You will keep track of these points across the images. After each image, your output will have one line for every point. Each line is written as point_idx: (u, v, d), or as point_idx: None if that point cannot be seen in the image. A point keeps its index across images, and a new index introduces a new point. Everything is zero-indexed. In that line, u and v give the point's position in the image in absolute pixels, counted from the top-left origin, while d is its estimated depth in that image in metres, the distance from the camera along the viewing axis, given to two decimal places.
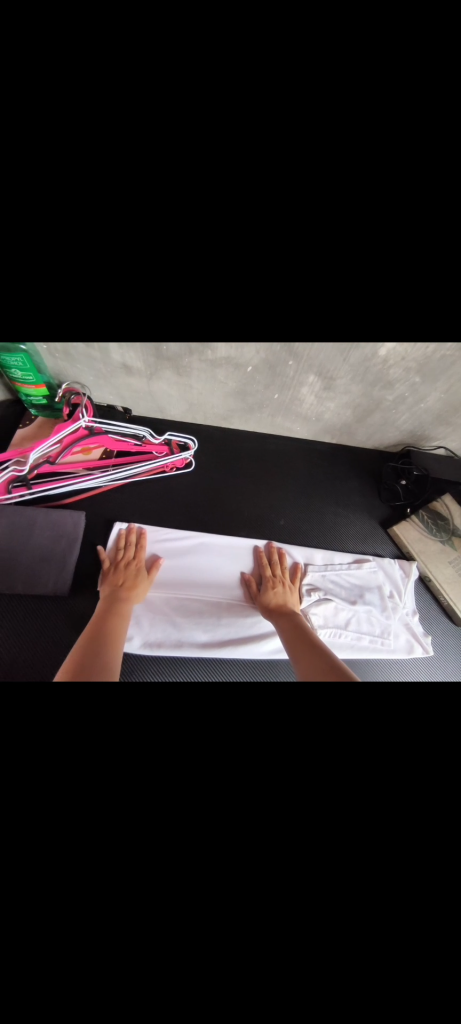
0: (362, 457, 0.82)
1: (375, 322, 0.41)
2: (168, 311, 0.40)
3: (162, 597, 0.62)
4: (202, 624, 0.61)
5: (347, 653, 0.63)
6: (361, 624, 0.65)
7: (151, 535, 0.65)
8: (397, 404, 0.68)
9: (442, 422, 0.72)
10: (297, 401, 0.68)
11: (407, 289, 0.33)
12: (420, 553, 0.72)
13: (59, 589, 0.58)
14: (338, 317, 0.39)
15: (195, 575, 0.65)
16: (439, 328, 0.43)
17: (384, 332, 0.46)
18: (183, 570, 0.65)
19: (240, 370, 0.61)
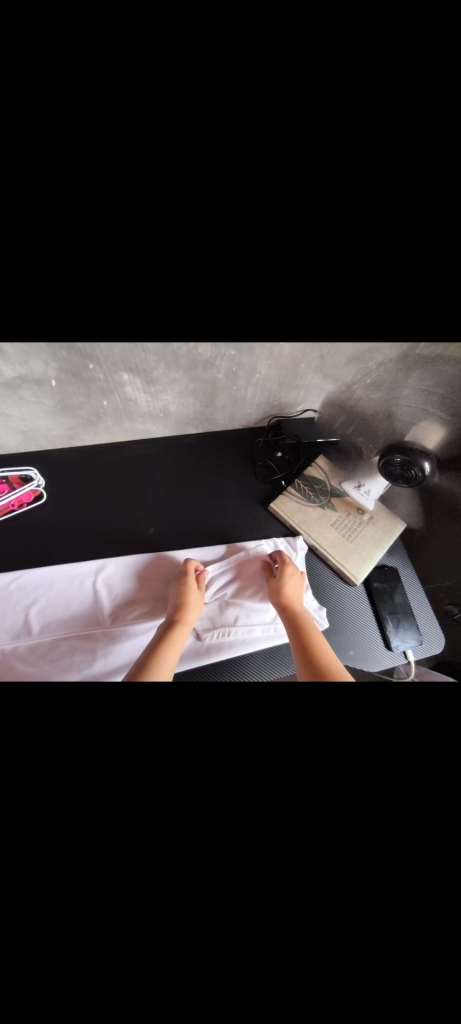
0: (233, 439, 0.79)
1: (106, 311, 0.37)
2: None
3: (27, 649, 0.57)
4: (75, 663, 0.56)
5: (240, 650, 0.60)
6: (251, 615, 0.63)
7: (5, 583, 0.60)
8: (234, 379, 0.64)
9: (291, 386, 0.69)
10: (131, 402, 0.64)
11: (79, 262, 0.29)
12: (302, 523, 0.70)
13: None
14: (55, 303, 0.35)
15: (65, 615, 0.60)
16: (188, 305, 0.39)
17: (145, 329, 0.43)
18: (46, 611, 0.60)
19: (46, 386, 0.56)
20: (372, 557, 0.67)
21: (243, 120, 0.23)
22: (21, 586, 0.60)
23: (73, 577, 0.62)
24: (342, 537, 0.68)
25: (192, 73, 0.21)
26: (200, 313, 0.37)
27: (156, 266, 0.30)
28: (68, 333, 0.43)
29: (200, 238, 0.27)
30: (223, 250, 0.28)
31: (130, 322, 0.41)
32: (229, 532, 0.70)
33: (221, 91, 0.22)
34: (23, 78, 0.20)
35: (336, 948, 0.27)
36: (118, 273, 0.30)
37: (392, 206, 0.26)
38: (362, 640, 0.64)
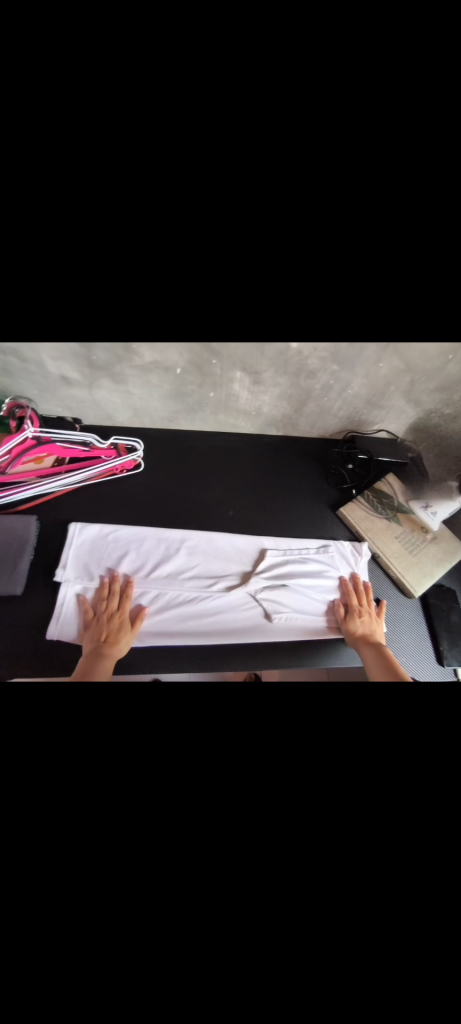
0: (308, 445, 0.85)
1: (264, 310, 0.44)
2: (78, 304, 0.42)
3: (118, 592, 0.66)
4: (158, 617, 0.65)
5: (302, 634, 0.67)
6: (315, 607, 0.68)
7: (105, 533, 0.70)
8: (327, 391, 0.71)
9: (375, 405, 0.75)
10: (233, 397, 0.72)
11: (273, 274, 0.35)
12: (367, 532, 0.74)
13: (11, 590, 0.61)
14: (228, 303, 0.42)
15: (151, 574, 0.68)
16: (329, 313, 0.45)
17: (280, 324, 0.49)
18: (136, 566, 0.68)
19: (171, 372, 0.65)
20: (432, 575, 0.70)
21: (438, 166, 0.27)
22: (119, 539, 0.70)
23: (162, 540, 0.70)
24: (406, 550, 0.72)
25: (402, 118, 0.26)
26: (339, 312, 0.44)
27: (324, 278, 0.36)
28: (216, 328, 0.50)
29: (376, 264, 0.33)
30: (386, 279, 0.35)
31: (273, 321, 0.48)
32: (297, 527, 0.76)
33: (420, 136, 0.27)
34: (302, 126, 0.27)
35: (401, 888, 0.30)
36: (293, 285, 0.38)
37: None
38: (417, 652, 0.67)
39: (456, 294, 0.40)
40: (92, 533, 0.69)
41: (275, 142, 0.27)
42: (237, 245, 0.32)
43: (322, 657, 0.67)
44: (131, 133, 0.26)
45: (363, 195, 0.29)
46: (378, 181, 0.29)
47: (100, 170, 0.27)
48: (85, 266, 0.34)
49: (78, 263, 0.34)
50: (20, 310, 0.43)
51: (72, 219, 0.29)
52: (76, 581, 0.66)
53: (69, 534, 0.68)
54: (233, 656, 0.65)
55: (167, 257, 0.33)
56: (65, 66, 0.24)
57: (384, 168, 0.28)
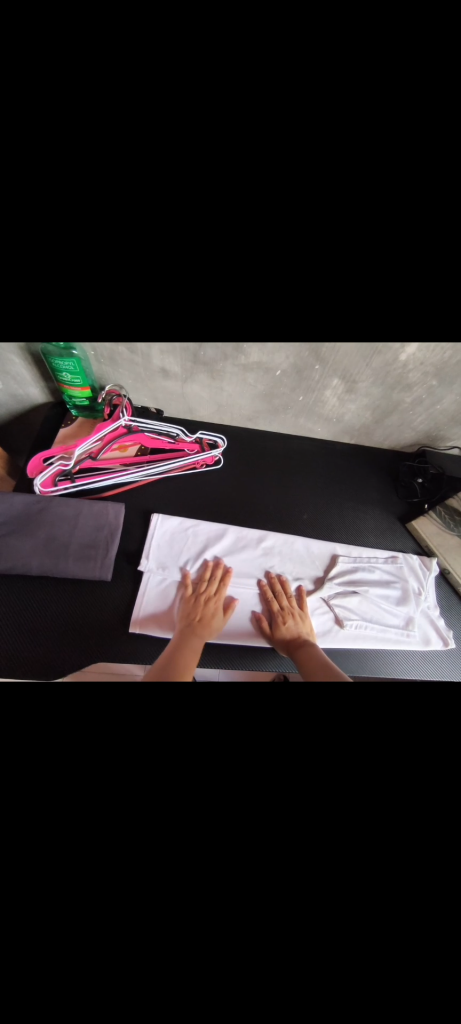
0: (380, 457, 0.86)
1: (408, 321, 0.43)
2: (221, 306, 0.41)
3: (196, 586, 0.67)
4: (236, 618, 0.66)
5: (373, 645, 0.65)
6: (385, 619, 0.67)
7: (183, 525, 0.71)
8: (414, 406, 0.72)
9: (457, 422, 0.76)
10: (320, 403, 0.73)
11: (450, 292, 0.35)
12: (439, 547, 0.75)
13: (102, 574, 0.63)
14: (378, 313, 0.41)
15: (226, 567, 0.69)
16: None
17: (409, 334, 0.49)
18: (214, 562, 0.69)
19: (269, 374, 0.66)
20: None
21: None
22: (199, 532, 0.71)
23: (239, 539, 0.72)
24: None
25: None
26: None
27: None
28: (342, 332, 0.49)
29: None
30: None
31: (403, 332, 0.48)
32: (369, 536, 0.76)
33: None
34: None
35: None
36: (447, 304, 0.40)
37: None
38: None
39: None
40: (172, 524, 0.71)
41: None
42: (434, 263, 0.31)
43: (386, 669, 0.65)
44: (383, 140, 0.25)
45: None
46: None
47: (341, 175, 0.26)
48: (251, 270, 0.33)
49: (243, 264, 0.32)
50: (165, 308, 0.43)
51: (271, 220, 0.29)
52: (156, 572, 0.67)
53: (151, 525, 0.70)
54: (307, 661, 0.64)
55: (345, 260, 0.32)
56: (310, 65, 0.24)
57: None
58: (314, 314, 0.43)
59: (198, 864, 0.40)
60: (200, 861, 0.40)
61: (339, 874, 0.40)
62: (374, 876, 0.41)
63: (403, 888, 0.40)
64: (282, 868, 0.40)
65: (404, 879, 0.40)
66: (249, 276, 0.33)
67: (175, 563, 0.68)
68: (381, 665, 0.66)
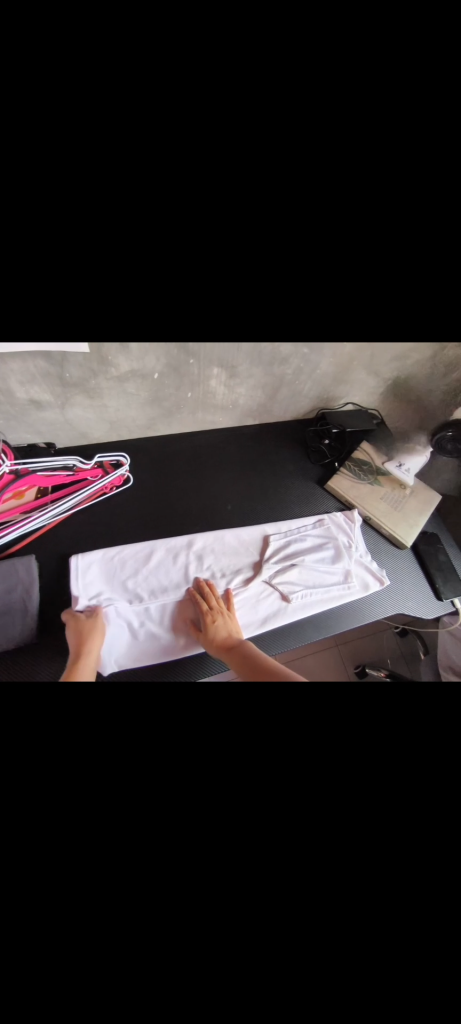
0: (286, 429, 0.88)
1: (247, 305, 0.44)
2: None
3: (140, 611, 0.65)
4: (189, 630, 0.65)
5: (321, 608, 0.69)
6: (325, 581, 0.71)
7: (109, 554, 0.68)
8: (298, 376, 0.75)
9: (341, 381, 0.80)
10: (210, 395, 0.73)
11: None
12: (357, 498, 0.80)
13: (29, 637, 0.59)
14: None
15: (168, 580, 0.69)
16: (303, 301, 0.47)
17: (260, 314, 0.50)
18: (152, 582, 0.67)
19: (148, 379, 0.64)
20: (418, 526, 0.78)
21: (379, 141, 0.31)
22: (127, 555, 0.69)
23: (171, 550, 0.70)
24: (392, 508, 0.79)
25: (375, 128, 0.31)
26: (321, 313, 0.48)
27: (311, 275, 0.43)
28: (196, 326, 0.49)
29: (342, 249, 0.36)
30: (351, 254, 0.39)
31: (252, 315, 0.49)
32: (294, 508, 0.80)
33: (384, 141, 0.32)
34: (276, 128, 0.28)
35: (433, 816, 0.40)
36: (283, 281, 0.42)
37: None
38: (419, 596, 0.75)
39: (414, 281, 0.44)
40: (97, 557, 0.67)
41: (277, 148, 0.32)
42: None
43: (338, 625, 0.69)
44: None
45: (348, 200, 0.35)
46: (337, 189, 0.32)
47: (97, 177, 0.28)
48: None
49: None
50: None
51: None
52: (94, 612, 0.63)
53: (72, 564, 0.65)
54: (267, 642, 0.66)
55: None
56: None
57: (339, 174, 0.32)
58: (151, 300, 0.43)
59: (188, 887, 0.40)
60: (191, 877, 0.41)
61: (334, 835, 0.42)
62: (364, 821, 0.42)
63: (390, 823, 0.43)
64: None
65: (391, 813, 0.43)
66: None
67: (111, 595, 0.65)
68: (333, 623, 0.70)
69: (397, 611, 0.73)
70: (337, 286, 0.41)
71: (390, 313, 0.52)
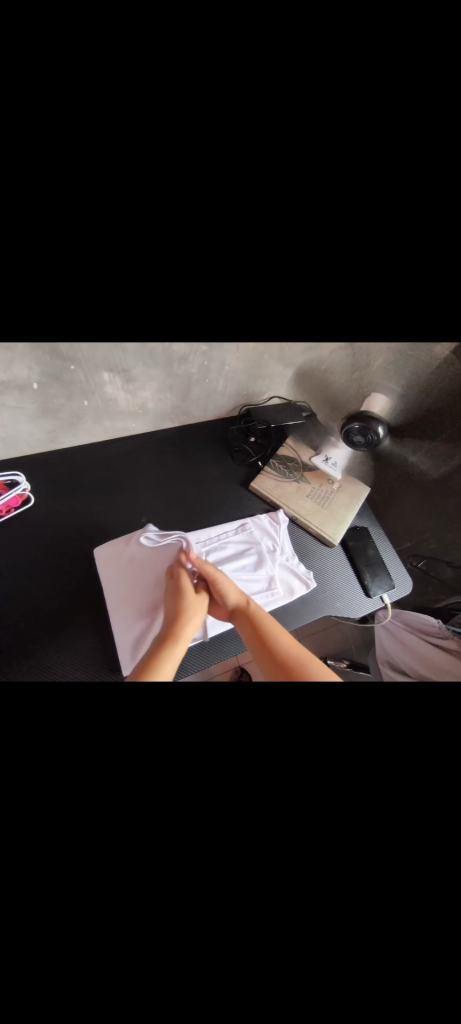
0: (209, 430, 0.84)
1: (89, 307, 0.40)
2: None
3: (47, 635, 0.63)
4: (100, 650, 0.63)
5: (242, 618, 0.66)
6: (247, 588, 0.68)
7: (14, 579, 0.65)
8: (206, 374, 0.70)
9: (256, 376, 0.76)
10: (111, 402, 0.67)
11: None
12: (281, 498, 0.76)
13: None
14: None
15: (77, 600, 0.66)
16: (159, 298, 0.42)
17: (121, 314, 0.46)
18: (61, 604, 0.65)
19: (29, 391, 0.58)
20: (345, 521, 0.76)
21: (197, 128, 0.26)
22: (34, 578, 0.66)
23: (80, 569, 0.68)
24: (319, 505, 0.76)
25: (163, 93, 0.25)
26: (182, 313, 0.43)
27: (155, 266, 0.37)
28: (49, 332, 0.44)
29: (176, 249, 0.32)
30: (200, 261, 0.34)
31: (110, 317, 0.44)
32: (215, 514, 0.76)
33: (174, 105, 0.26)
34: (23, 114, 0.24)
35: (341, 857, 0.37)
36: (122, 279, 0.36)
37: (397, 199, 0.30)
38: (349, 595, 0.73)
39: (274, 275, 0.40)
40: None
41: (59, 143, 0.26)
42: None
43: None
44: None
45: (133, 187, 0.28)
46: (144, 184, 0.28)
47: None
48: None
49: None
50: None
51: None
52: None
53: None
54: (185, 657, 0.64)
55: None
56: None
57: (145, 171, 0.27)
58: None
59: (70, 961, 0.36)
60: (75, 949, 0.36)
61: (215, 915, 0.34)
62: (250, 886, 0.35)
63: (284, 890, 0.35)
64: None
65: (286, 877, 0.35)
66: None
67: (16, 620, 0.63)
68: None
69: (325, 613, 0.71)
70: (183, 289, 0.38)
71: None
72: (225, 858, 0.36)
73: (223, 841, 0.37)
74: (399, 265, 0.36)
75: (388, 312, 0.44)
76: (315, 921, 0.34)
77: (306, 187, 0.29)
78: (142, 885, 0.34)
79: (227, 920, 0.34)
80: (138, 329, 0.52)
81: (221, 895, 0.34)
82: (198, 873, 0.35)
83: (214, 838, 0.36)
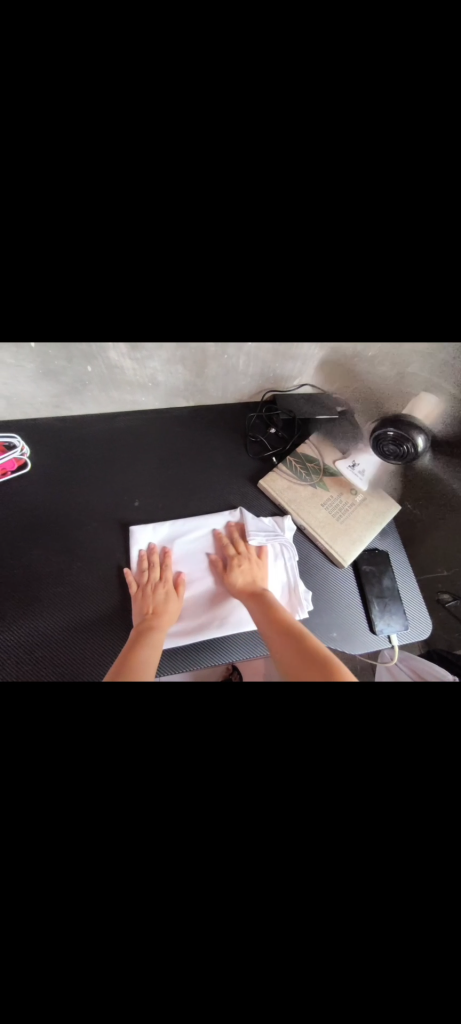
0: (226, 415, 0.76)
1: (78, 258, 0.35)
2: None
3: (25, 610, 0.59)
4: (73, 638, 0.58)
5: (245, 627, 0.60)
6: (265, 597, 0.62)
7: (4, 547, 0.62)
8: (224, 351, 0.62)
9: (285, 359, 0.67)
10: (116, 371, 0.62)
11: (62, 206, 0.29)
12: (290, 502, 0.67)
13: None
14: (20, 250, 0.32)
15: (42, 578, 0.61)
16: (162, 260, 0.37)
17: (120, 279, 0.40)
18: (44, 578, 0.61)
19: (27, 349, 0.54)
20: (361, 541, 0.65)
21: None
22: (21, 548, 0.62)
23: (68, 548, 0.63)
24: (333, 518, 0.66)
25: (160, 67, 0.27)
26: (179, 261, 0.36)
27: (148, 201, 0.32)
28: (43, 289, 0.40)
29: (168, 182, 0.29)
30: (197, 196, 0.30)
31: (109, 278, 0.39)
32: (217, 506, 0.69)
33: (168, 72, 0.27)
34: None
35: (254, 916, 0.34)
36: (112, 227, 0.33)
37: (398, 170, 0.31)
38: (349, 629, 0.62)
39: (298, 221, 0.33)
40: None
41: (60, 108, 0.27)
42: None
43: (244, 652, 0.60)
44: None
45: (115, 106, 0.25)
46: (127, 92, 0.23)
47: None
48: None
49: None
50: None
51: None
52: None
53: None
54: (170, 661, 0.58)
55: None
56: None
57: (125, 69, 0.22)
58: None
59: None
60: None
61: (89, 915, 0.33)
62: (158, 888, 0.34)
63: (178, 908, 0.34)
64: None
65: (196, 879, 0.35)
66: None
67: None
68: (235, 648, 0.60)
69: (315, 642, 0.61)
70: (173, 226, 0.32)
71: (295, 274, 0.40)
72: (131, 889, 0.34)
73: (130, 875, 0.35)
74: (406, 241, 0.35)
75: (398, 297, 0.42)
76: (211, 962, 0.33)
77: (297, 147, 0.30)
78: None
79: (119, 940, 0.33)
80: (145, 302, 0.46)
81: (116, 918, 0.33)
82: (103, 898, 0.34)
83: (125, 870, 0.35)
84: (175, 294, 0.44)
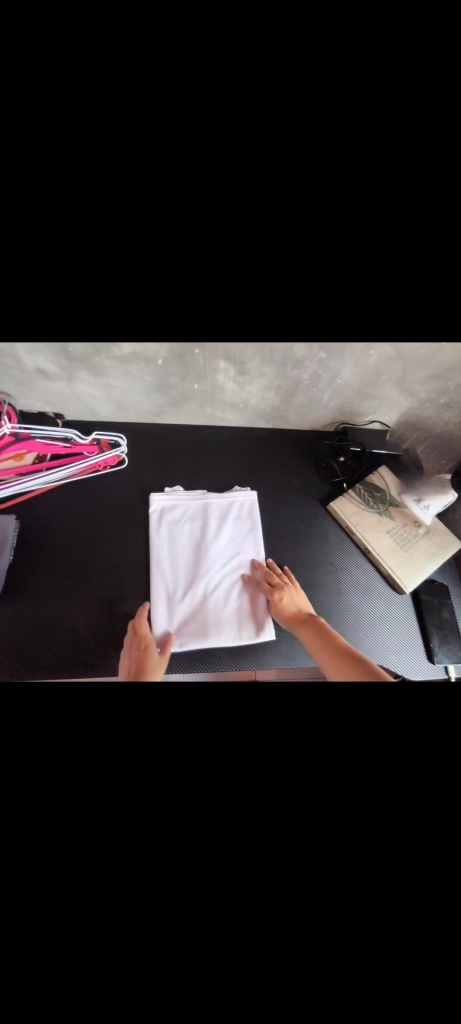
0: (299, 440, 0.82)
1: (242, 300, 0.43)
2: (63, 293, 0.42)
3: (115, 589, 0.66)
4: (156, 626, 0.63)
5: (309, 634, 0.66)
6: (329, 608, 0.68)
7: (101, 530, 0.70)
8: (315, 382, 0.69)
9: (368, 397, 0.73)
10: (218, 390, 0.70)
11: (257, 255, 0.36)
12: (358, 525, 0.72)
13: None
14: (204, 291, 0.41)
15: (130, 561, 0.69)
16: (307, 307, 0.45)
17: (258, 319, 0.49)
18: (132, 563, 0.69)
19: (152, 364, 0.63)
20: (424, 571, 0.68)
21: None
22: (112, 533, 0.70)
23: (154, 538, 0.70)
24: (398, 546, 0.70)
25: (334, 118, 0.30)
26: (321, 301, 0.43)
27: None
28: (199, 319, 0.49)
29: (340, 249, 0.36)
30: (357, 261, 0.37)
31: (257, 313, 0.47)
32: (286, 521, 0.75)
33: (344, 131, 0.30)
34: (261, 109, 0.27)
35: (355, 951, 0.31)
36: (271, 272, 0.38)
37: None
38: (408, 653, 0.65)
39: (432, 275, 0.39)
40: (88, 530, 0.70)
41: None
42: (213, 236, 0.34)
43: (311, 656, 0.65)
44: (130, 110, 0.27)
45: (316, 183, 0.31)
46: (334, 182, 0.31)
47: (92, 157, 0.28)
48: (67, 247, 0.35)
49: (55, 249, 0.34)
50: (30, 296, 0.43)
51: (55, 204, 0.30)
52: (77, 582, 0.66)
53: (64, 533, 0.70)
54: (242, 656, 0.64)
55: (150, 247, 0.35)
56: None
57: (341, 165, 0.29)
58: (152, 295, 0.43)
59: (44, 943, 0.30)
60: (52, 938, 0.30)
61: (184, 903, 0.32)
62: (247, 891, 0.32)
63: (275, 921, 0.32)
64: (135, 875, 0.32)
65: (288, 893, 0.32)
66: (82, 258, 0.36)
67: (95, 567, 0.67)
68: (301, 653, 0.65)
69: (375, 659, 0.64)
70: (331, 276, 0.39)
71: (412, 307, 0.46)
72: (224, 877, 0.33)
73: (222, 859, 0.33)
74: None
75: None
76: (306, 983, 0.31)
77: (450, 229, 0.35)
78: (139, 868, 0.32)
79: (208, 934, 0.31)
80: (271, 332, 0.53)
81: (210, 911, 0.32)
82: (197, 881, 0.32)
83: (219, 853, 0.33)
84: (302, 330, 0.52)
